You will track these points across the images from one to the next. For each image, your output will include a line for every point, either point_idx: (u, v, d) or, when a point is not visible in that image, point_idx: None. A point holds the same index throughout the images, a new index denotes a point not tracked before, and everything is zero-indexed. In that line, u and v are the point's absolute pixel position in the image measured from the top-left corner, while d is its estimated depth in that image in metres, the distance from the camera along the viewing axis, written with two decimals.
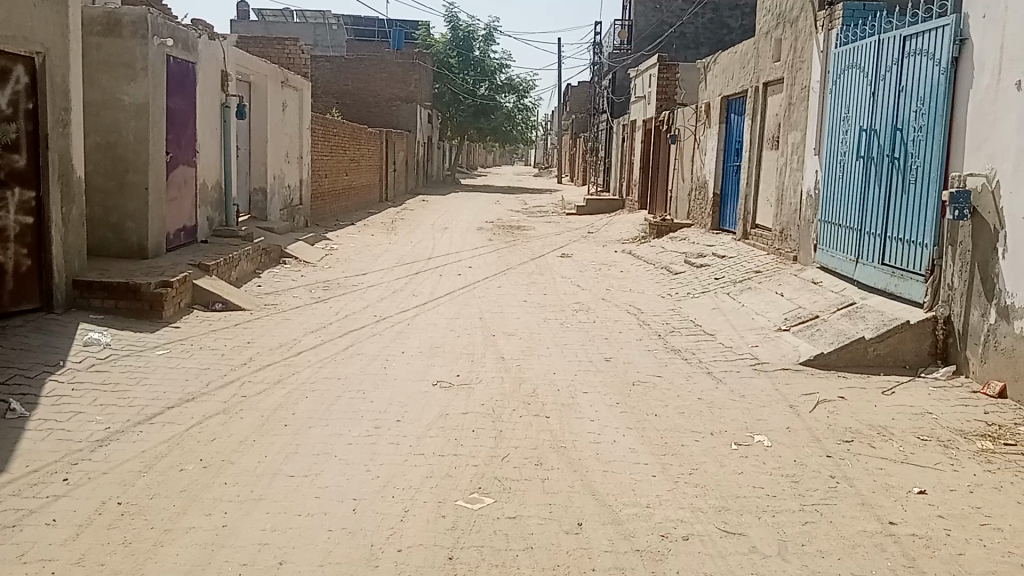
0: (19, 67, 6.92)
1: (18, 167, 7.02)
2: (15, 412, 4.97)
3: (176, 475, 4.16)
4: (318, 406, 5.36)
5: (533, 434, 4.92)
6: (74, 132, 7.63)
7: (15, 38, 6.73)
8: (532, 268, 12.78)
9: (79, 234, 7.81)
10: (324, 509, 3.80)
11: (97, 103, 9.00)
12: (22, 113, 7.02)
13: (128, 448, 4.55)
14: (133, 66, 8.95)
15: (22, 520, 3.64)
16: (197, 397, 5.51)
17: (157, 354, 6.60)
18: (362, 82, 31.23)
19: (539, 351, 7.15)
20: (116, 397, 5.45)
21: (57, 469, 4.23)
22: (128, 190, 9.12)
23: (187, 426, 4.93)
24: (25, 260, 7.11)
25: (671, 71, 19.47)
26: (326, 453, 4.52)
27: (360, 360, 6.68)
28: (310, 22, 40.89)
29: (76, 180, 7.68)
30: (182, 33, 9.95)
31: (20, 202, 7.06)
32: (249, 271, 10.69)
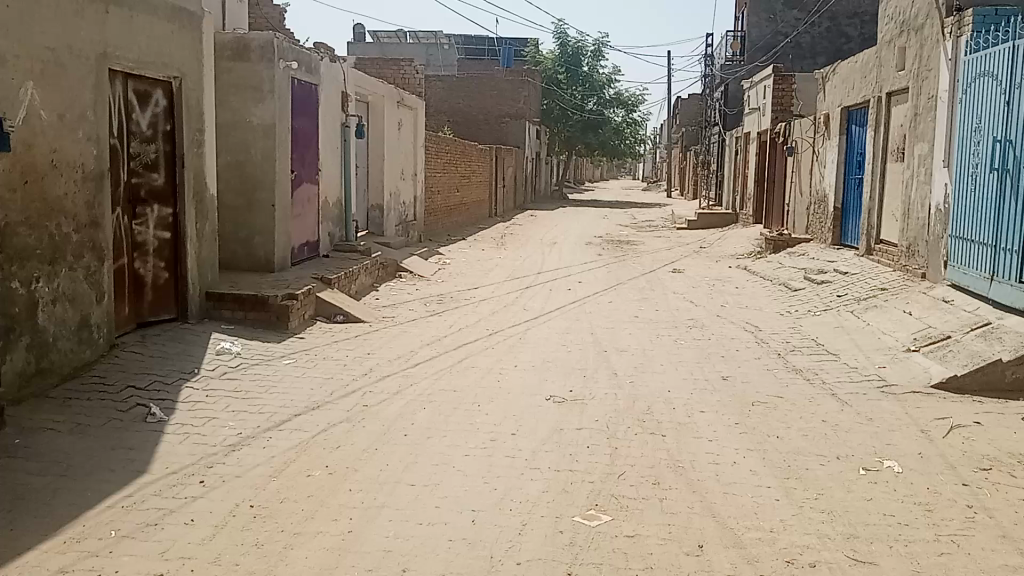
0: (157, 91, 7.39)
1: (156, 185, 7.47)
2: (155, 417, 5.33)
3: (304, 481, 4.32)
4: (436, 417, 5.47)
5: (650, 452, 4.87)
6: (207, 153, 8.08)
7: (155, 64, 7.19)
8: (643, 283, 12.65)
9: (212, 248, 8.25)
10: (445, 519, 3.86)
11: (228, 124, 9.51)
12: (160, 134, 7.49)
13: (259, 453, 4.75)
14: (259, 88, 9.41)
15: (163, 519, 3.87)
16: (322, 405, 5.71)
17: (284, 363, 6.88)
18: (472, 100, 31.72)
19: (653, 368, 7.07)
20: (247, 403, 5.72)
21: (193, 472, 4.46)
22: (256, 207, 9.56)
23: (313, 433, 5.12)
24: (163, 273, 7.56)
25: (787, 82, 19.06)
26: (445, 464, 4.59)
27: (475, 373, 6.77)
28: (422, 43, 41.98)
29: (208, 197, 8.11)
30: (306, 56, 10.39)
31: (159, 218, 7.50)
32: (367, 284, 11.03)
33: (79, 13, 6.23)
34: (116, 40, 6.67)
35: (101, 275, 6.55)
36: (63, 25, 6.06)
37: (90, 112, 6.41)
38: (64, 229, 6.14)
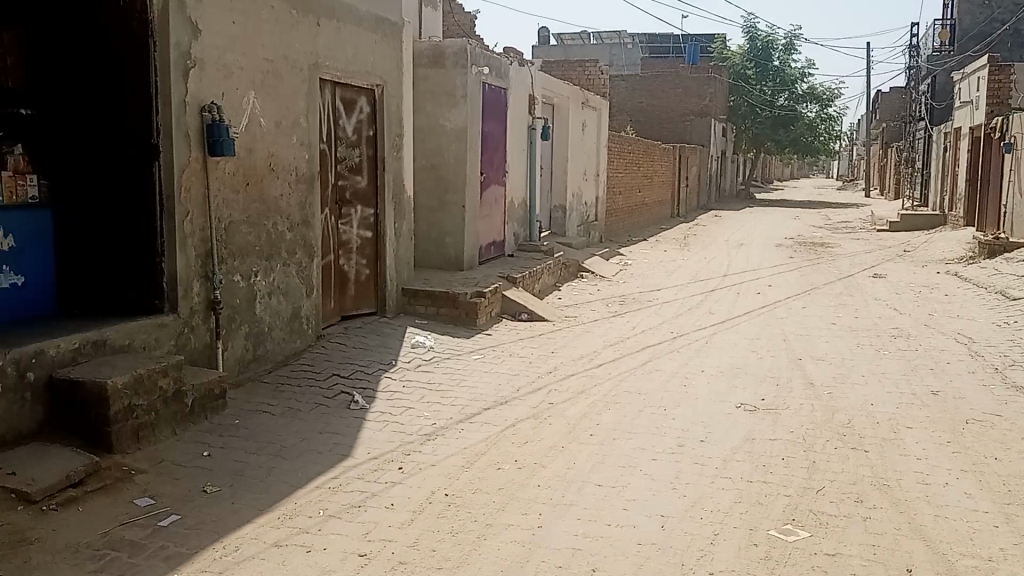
0: (362, 98, 7.85)
1: (359, 187, 7.94)
2: (358, 405, 5.69)
3: (495, 474, 4.46)
4: (622, 419, 5.47)
5: (850, 468, 4.62)
6: (405, 156, 8.50)
7: (360, 73, 7.66)
8: (839, 288, 12.01)
9: (408, 247, 8.67)
10: (633, 521, 3.85)
11: (424, 129, 9.96)
12: (364, 139, 7.96)
13: (453, 444, 4.95)
14: (453, 93, 9.79)
15: (367, 502, 4.12)
16: (510, 401, 5.86)
17: (474, 358, 7.13)
18: (656, 99, 31.39)
19: (852, 379, 6.70)
20: (440, 396, 5.97)
21: (393, 458, 4.72)
22: (448, 208, 9.94)
23: (503, 427, 5.27)
24: (364, 270, 8.03)
25: (1005, 72, 17.48)
26: (633, 466, 4.58)
27: (661, 376, 6.70)
28: (606, 43, 42.06)
29: (405, 198, 8.54)
30: (497, 60, 10.69)
31: (362, 218, 7.97)
32: (551, 283, 11.19)
33: (295, 26, 6.74)
34: (327, 50, 7.16)
35: (309, 270, 7.06)
36: (281, 38, 6.57)
37: (302, 119, 6.93)
38: (279, 227, 6.66)
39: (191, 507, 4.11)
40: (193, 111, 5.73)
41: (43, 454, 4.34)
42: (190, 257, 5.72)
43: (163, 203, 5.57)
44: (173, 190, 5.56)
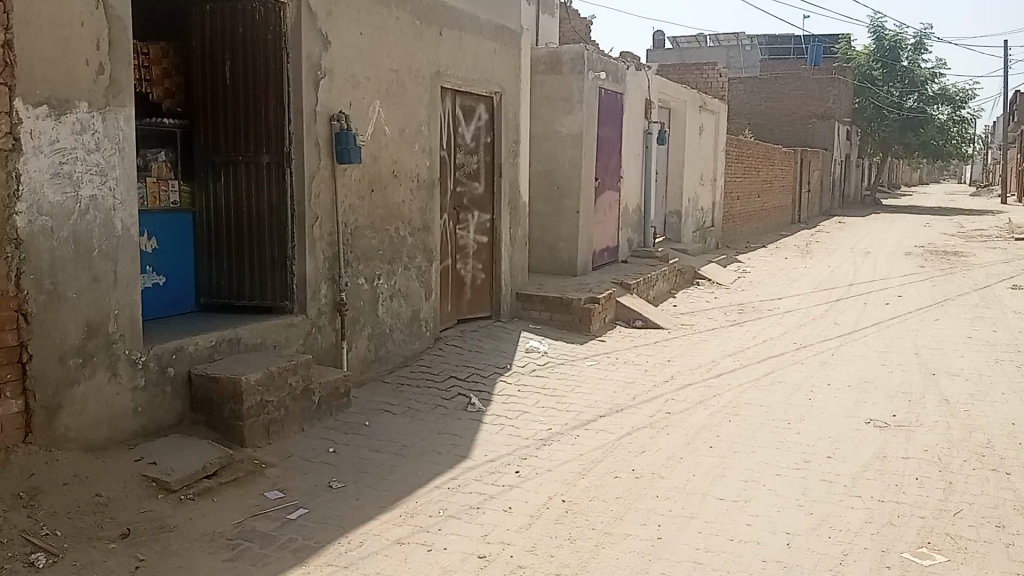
0: (480, 105, 7.98)
1: (477, 193, 8.05)
2: (474, 408, 5.78)
3: (612, 482, 4.42)
4: (743, 431, 5.33)
5: (991, 491, 4.35)
6: (521, 162, 8.58)
7: (479, 81, 7.78)
8: (975, 300, 11.34)
9: (523, 252, 8.74)
10: (756, 537, 3.75)
11: (540, 134, 10.02)
12: (482, 146, 8.07)
13: (569, 450, 4.94)
14: (569, 99, 9.82)
15: (485, 504, 4.16)
16: (626, 409, 5.81)
17: (589, 364, 7.10)
18: (776, 101, 30.47)
19: (992, 397, 6.30)
20: (556, 401, 5.98)
21: (510, 462, 4.76)
22: (562, 213, 9.95)
23: (620, 435, 5.23)
24: (480, 274, 8.15)
25: None
26: (755, 481, 4.46)
27: (783, 388, 6.50)
28: (722, 45, 41.16)
29: (521, 204, 8.62)
30: (613, 65, 10.65)
31: (478, 223, 8.09)
32: (666, 290, 11.04)
33: (418, 36, 6.92)
34: (448, 59, 7.32)
35: (428, 274, 7.22)
36: (405, 48, 6.76)
37: (424, 127, 7.10)
38: (401, 232, 6.85)
39: (318, 501, 4.27)
40: (323, 120, 5.94)
41: (183, 444, 4.62)
42: (319, 259, 5.96)
43: (294, 208, 5.82)
44: (303, 196, 5.79)
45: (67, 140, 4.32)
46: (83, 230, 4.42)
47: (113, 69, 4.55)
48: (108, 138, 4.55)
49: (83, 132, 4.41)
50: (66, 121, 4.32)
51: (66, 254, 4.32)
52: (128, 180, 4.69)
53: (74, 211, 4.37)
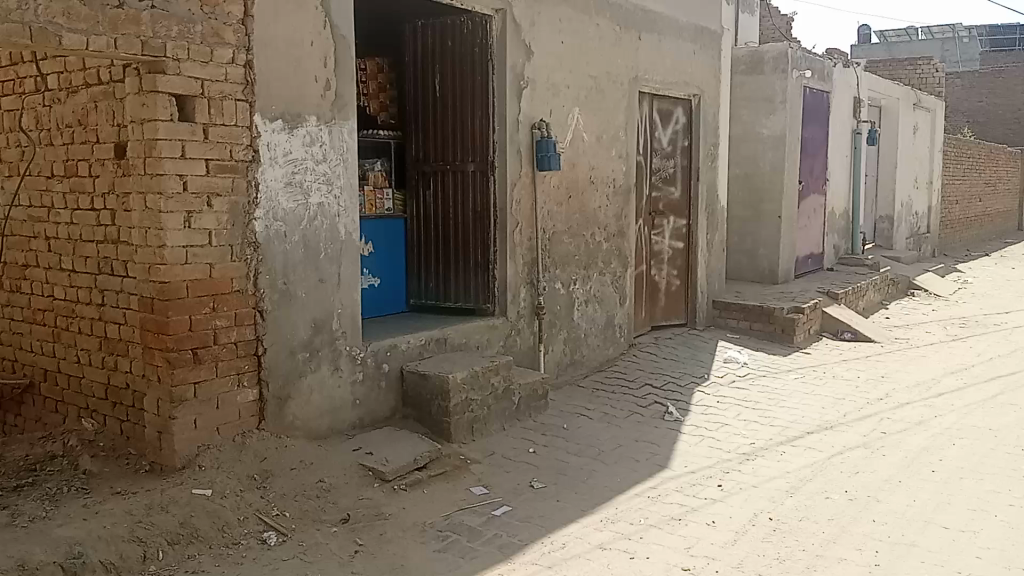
0: (678, 109, 7.86)
1: (673, 198, 7.94)
2: (673, 417, 5.69)
3: (823, 502, 4.20)
4: (969, 456, 4.89)
5: None
6: (721, 166, 8.35)
7: (678, 84, 7.67)
8: None
9: (721, 258, 8.51)
10: (990, 573, 3.42)
11: (739, 137, 9.72)
12: (680, 150, 7.95)
13: (774, 466, 4.75)
14: (771, 100, 9.46)
15: (687, 516, 4.08)
16: (835, 425, 5.50)
17: (792, 377, 6.79)
18: (1001, 97, 27.85)
19: None
20: (758, 414, 5.76)
21: (712, 474, 4.64)
22: (762, 219, 9.60)
23: (829, 453, 4.95)
24: (676, 280, 8.03)
25: None
26: (986, 511, 4.08)
27: (1016, 412, 5.90)
28: (938, 38, 38.16)
29: (719, 209, 8.40)
30: (819, 63, 10.15)
31: (675, 229, 7.98)
32: (875, 301, 10.35)
33: (618, 42, 6.92)
34: (647, 64, 7.27)
35: (624, 280, 7.20)
36: (605, 54, 6.78)
37: (622, 132, 7.09)
38: (598, 238, 6.88)
39: (520, 500, 4.36)
40: (525, 129, 6.09)
41: (395, 437, 4.91)
42: (519, 265, 6.10)
43: (497, 214, 5.99)
44: (505, 203, 5.97)
45: (299, 151, 4.68)
46: (311, 235, 4.77)
47: (339, 85, 4.88)
48: (333, 149, 4.89)
49: (312, 144, 4.75)
50: (298, 134, 4.68)
51: (296, 256, 4.69)
52: (350, 188, 5.01)
53: (304, 218, 4.73)
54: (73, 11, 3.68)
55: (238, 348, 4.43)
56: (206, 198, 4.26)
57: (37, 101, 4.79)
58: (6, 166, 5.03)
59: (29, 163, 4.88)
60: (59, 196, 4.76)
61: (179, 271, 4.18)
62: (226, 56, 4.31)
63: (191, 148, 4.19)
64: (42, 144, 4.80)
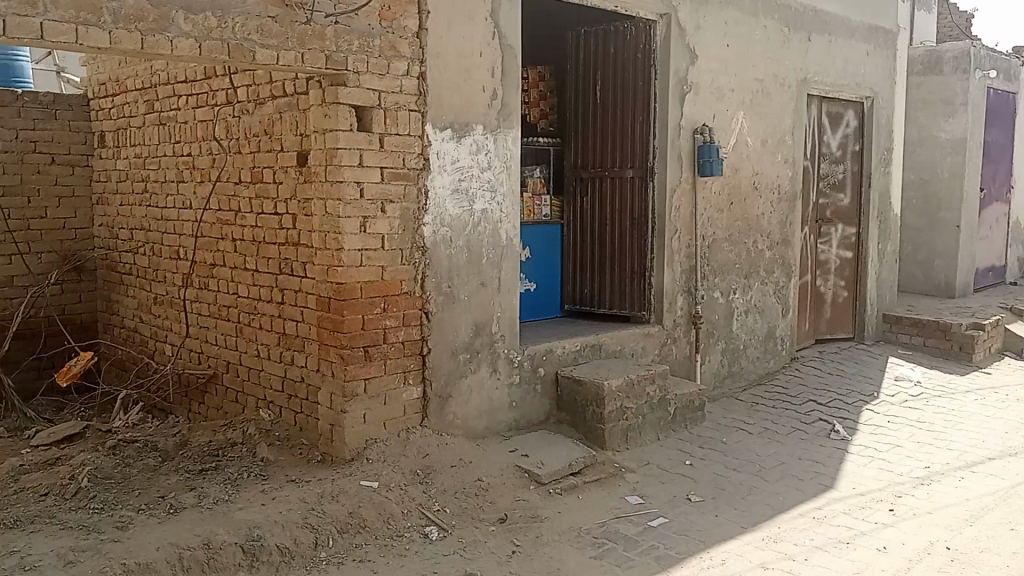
0: (849, 112, 7.52)
1: (841, 205, 7.59)
2: (838, 435, 5.44)
3: (1007, 534, 3.90)
4: None
5: None
6: (894, 172, 7.91)
7: (849, 86, 7.34)
8: None
9: (892, 269, 8.05)
10: None
11: (915, 141, 9.17)
12: (850, 155, 7.59)
13: (951, 492, 4.46)
14: (951, 101, 8.87)
15: (855, 539, 3.90)
16: (1021, 453, 5.09)
17: (971, 399, 6.33)
18: None
19: None
20: (933, 437, 5.42)
21: (881, 498, 4.41)
22: (939, 228, 9.01)
23: (1014, 482, 4.59)
24: (842, 292, 7.68)
25: None
26: None
27: None
28: None
29: (892, 217, 7.96)
30: (1006, 61, 9.43)
31: (842, 238, 7.62)
32: None
33: (785, 44, 6.71)
34: (816, 66, 6.99)
35: (787, 290, 6.95)
36: (771, 57, 6.59)
37: (788, 137, 6.85)
38: (760, 246, 6.68)
39: (676, 512, 4.31)
40: (687, 134, 6.00)
41: (551, 441, 4.96)
42: (677, 272, 6.02)
43: (656, 221, 5.94)
44: (664, 210, 5.90)
45: (466, 159, 4.82)
46: (476, 240, 4.90)
47: (505, 94, 4.99)
48: (498, 156, 5.00)
49: (478, 152, 4.88)
50: (465, 142, 4.82)
51: (461, 260, 4.83)
52: (513, 195, 5.10)
53: (469, 223, 4.86)
54: (266, 28, 3.95)
55: (405, 347, 4.63)
56: (380, 204, 4.47)
57: (228, 112, 5.17)
58: (198, 172, 5.45)
59: (220, 169, 5.27)
60: (246, 200, 5.12)
61: (354, 273, 4.41)
62: (402, 68, 4.51)
63: (367, 156, 4.40)
64: (232, 152, 5.18)
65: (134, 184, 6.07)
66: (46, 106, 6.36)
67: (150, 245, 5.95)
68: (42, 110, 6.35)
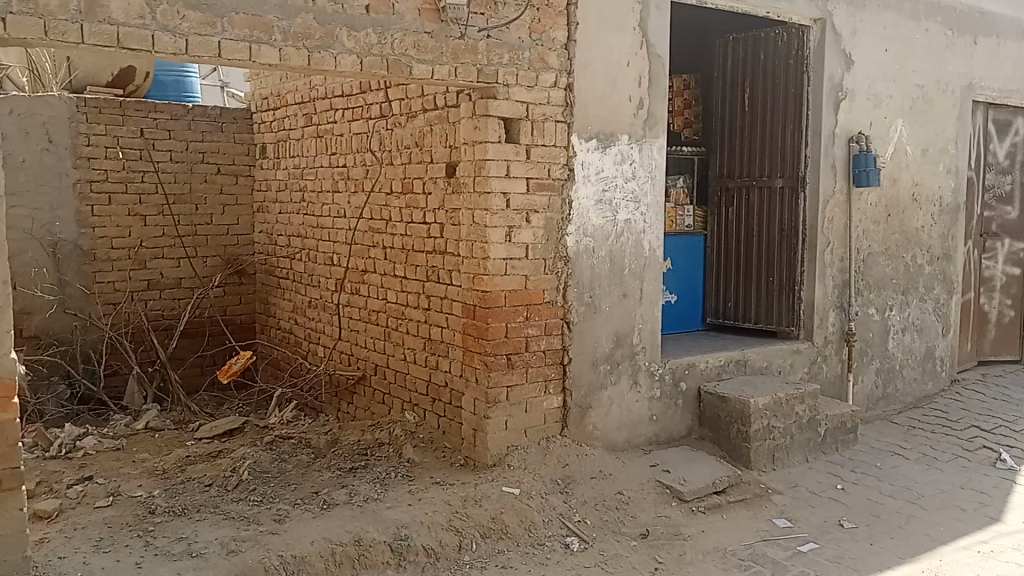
0: (1019, 118, 7.01)
1: (1009, 219, 7.08)
2: (1006, 465, 5.07)
3: None
4: None
5: None
6: None
7: (1020, 91, 6.85)
8: None
9: None
10: None
11: None
12: (1020, 164, 7.07)
13: None
14: None
15: None
16: None
17: None
18: None
19: None
20: None
21: None
22: None
23: None
24: (1009, 311, 7.15)
25: None
26: None
27: None
28: None
29: None
30: None
31: (1010, 253, 7.11)
32: None
33: (949, 47, 6.33)
34: (983, 69, 6.57)
35: (947, 308, 6.54)
36: (934, 61, 6.23)
37: (951, 146, 6.45)
38: (918, 261, 6.31)
39: (827, 538, 4.13)
40: (841, 143, 5.75)
41: (693, 457, 4.86)
42: (828, 286, 5.77)
43: (806, 232, 5.71)
44: (816, 221, 5.68)
45: (611, 169, 4.80)
46: (619, 251, 4.86)
47: (652, 103, 4.93)
48: (644, 166, 4.94)
49: (624, 162, 4.85)
50: (611, 152, 4.79)
51: (604, 271, 4.81)
52: (658, 205, 5.03)
53: (613, 233, 4.83)
54: (422, 43, 4.09)
55: (547, 356, 4.65)
56: (525, 214, 4.52)
57: (382, 125, 5.36)
58: (353, 183, 5.67)
59: (373, 180, 5.47)
60: (397, 210, 5.29)
61: (499, 281, 4.47)
62: (550, 79, 4.55)
63: (515, 167, 4.46)
64: (385, 164, 5.36)
65: (293, 193, 6.38)
66: (214, 119, 6.78)
67: (306, 252, 6.24)
68: (211, 123, 6.77)
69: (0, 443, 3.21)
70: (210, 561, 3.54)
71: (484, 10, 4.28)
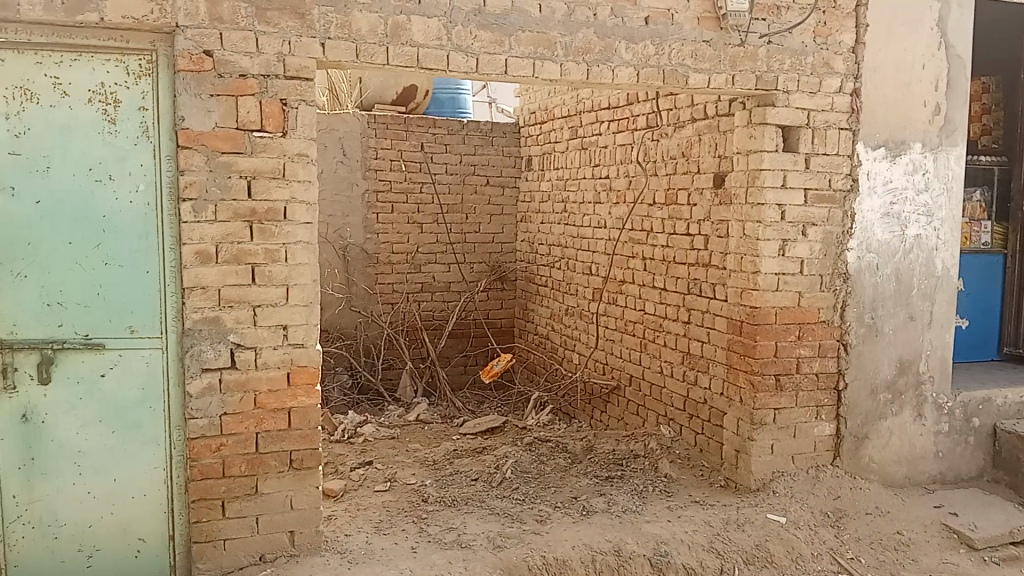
0: None
1: None
2: None
3: None
4: None
5: None
6: None
7: None
8: None
9: None
10: None
11: None
12: None
13: None
14: None
15: None
16: None
17: None
18: None
19: None
20: None
21: None
22: None
23: None
24: None
25: None
26: None
27: None
28: None
29: None
30: None
31: None
32: None
33: None
34: None
35: None
36: None
37: None
38: None
39: None
40: None
41: (984, 503, 4.38)
42: None
43: None
44: None
45: (900, 179, 4.43)
46: (905, 269, 4.48)
47: (950, 107, 4.50)
48: (938, 176, 4.51)
49: (915, 172, 4.46)
50: (901, 161, 4.43)
51: (888, 291, 4.45)
52: (954, 220, 4.57)
53: (900, 250, 4.46)
54: (701, 52, 4.02)
55: (819, 379, 4.38)
56: (801, 227, 4.29)
57: (649, 136, 5.34)
58: (615, 194, 5.70)
59: (637, 191, 5.46)
60: (660, 221, 5.24)
61: (770, 297, 4.27)
62: (835, 85, 4.29)
63: (792, 177, 4.25)
64: (649, 175, 5.34)
65: (556, 204, 6.54)
66: (485, 133, 7.11)
67: (565, 260, 6.37)
68: (483, 138, 7.11)
69: (305, 426, 3.56)
70: (478, 553, 3.70)
71: (766, 15, 4.12)
